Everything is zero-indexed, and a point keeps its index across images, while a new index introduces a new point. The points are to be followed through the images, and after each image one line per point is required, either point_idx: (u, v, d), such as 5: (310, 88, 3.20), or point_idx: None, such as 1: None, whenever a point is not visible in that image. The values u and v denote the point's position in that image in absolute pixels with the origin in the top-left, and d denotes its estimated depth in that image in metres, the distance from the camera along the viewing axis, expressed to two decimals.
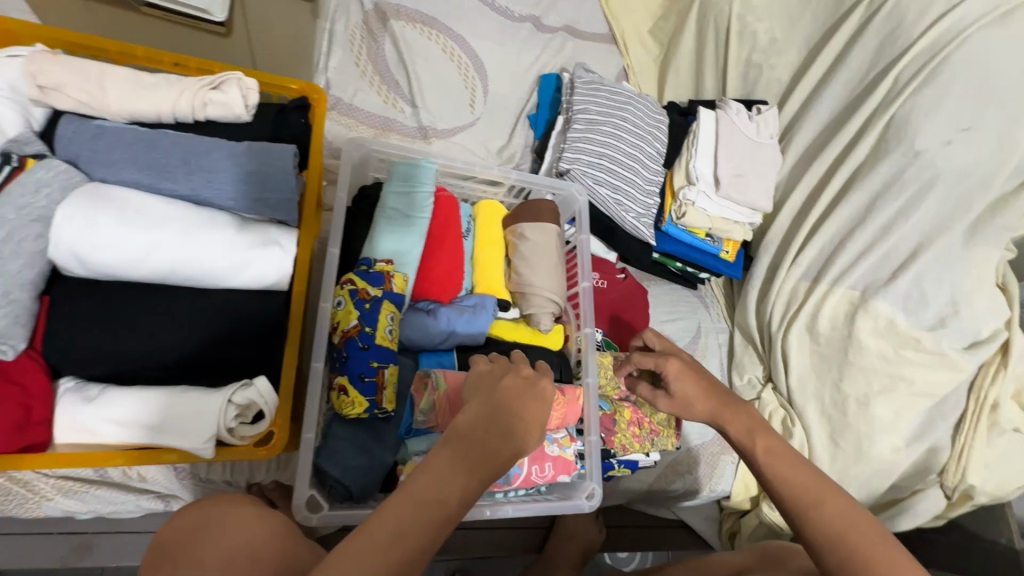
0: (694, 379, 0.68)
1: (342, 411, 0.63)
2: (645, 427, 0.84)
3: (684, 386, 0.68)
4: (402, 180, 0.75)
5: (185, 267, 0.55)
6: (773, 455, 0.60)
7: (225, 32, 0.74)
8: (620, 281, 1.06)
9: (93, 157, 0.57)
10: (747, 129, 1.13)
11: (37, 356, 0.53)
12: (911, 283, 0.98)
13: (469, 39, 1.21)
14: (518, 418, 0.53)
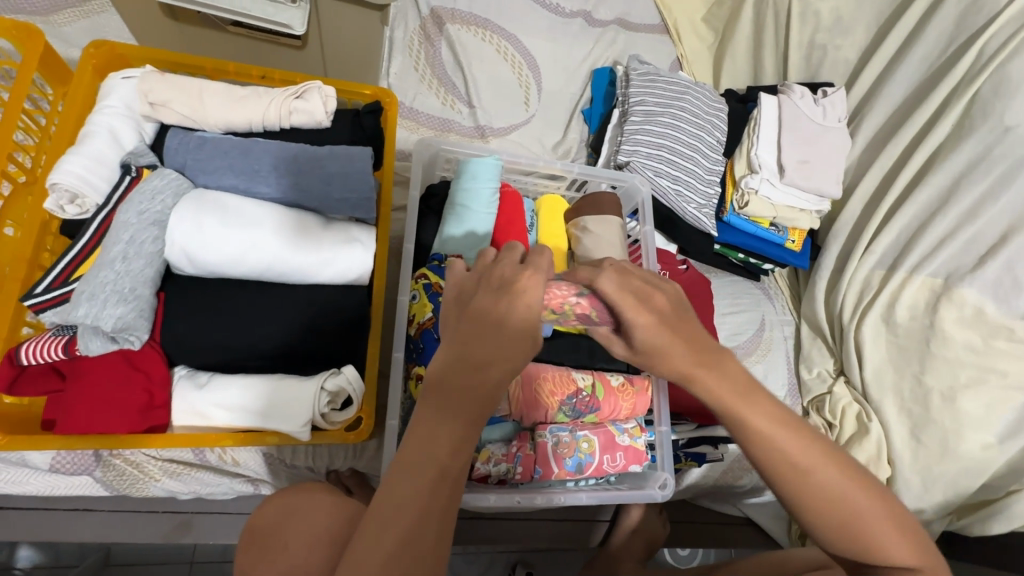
0: (679, 349, 0.50)
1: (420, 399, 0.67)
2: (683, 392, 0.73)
3: (649, 335, 0.50)
4: (466, 177, 0.76)
5: (281, 263, 0.60)
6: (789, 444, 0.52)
7: (300, 45, 0.80)
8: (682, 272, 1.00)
9: (196, 165, 0.62)
10: (813, 113, 1.09)
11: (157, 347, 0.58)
12: (1001, 269, 0.92)
13: (521, 39, 1.24)
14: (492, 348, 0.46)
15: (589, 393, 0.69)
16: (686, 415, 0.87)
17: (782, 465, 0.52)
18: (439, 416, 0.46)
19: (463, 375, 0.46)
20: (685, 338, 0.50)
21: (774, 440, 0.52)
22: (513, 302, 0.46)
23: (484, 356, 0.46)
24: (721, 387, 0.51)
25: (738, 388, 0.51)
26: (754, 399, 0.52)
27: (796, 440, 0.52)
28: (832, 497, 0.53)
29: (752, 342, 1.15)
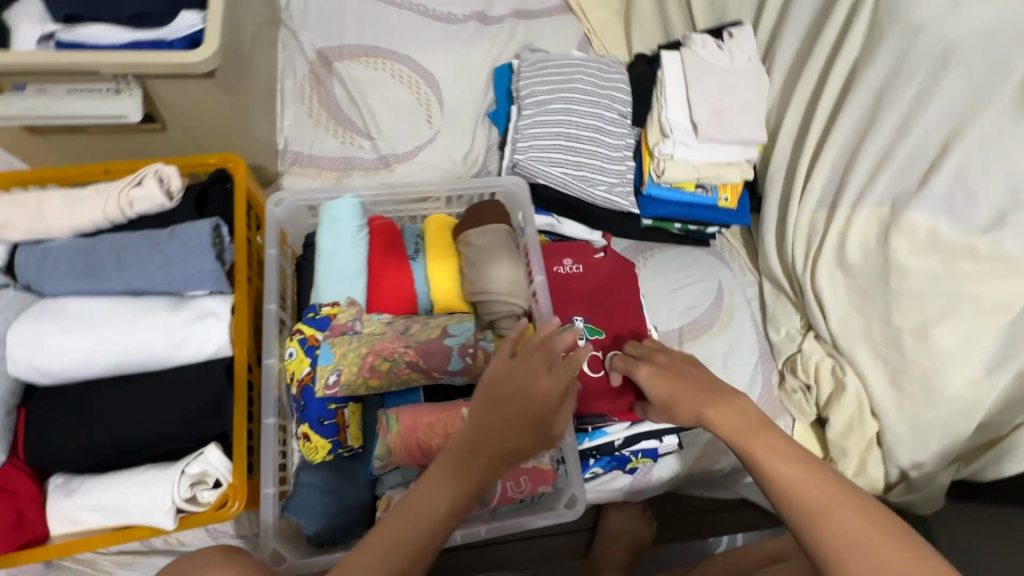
0: (666, 380, 0.71)
1: (308, 457, 0.65)
2: None
3: (660, 390, 0.71)
4: (328, 221, 0.74)
5: (132, 355, 0.60)
6: (771, 452, 0.56)
7: (161, 128, 0.82)
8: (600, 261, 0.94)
9: (40, 277, 0.63)
10: (717, 59, 1.02)
11: (22, 464, 0.60)
12: (950, 182, 0.81)
13: (415, 57, 1.22)
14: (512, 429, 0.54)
15: None
16: (612, 416, 0.82)
17: (779, 488, 0.54)
18: (449, 478, 0.53)
19: (487, 441, 0.53)
20: (705, 397, 0.65)
21: (786, 481, 0.54)
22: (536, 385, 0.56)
23: (495, 434, 0.53)
24: (744, 437, 0.59)
25: (745, 422, 0.60)
26: (778, 448, 0.56)
27: (813, 488, 0.52)
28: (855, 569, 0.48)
29: (711, 313, 1.09)
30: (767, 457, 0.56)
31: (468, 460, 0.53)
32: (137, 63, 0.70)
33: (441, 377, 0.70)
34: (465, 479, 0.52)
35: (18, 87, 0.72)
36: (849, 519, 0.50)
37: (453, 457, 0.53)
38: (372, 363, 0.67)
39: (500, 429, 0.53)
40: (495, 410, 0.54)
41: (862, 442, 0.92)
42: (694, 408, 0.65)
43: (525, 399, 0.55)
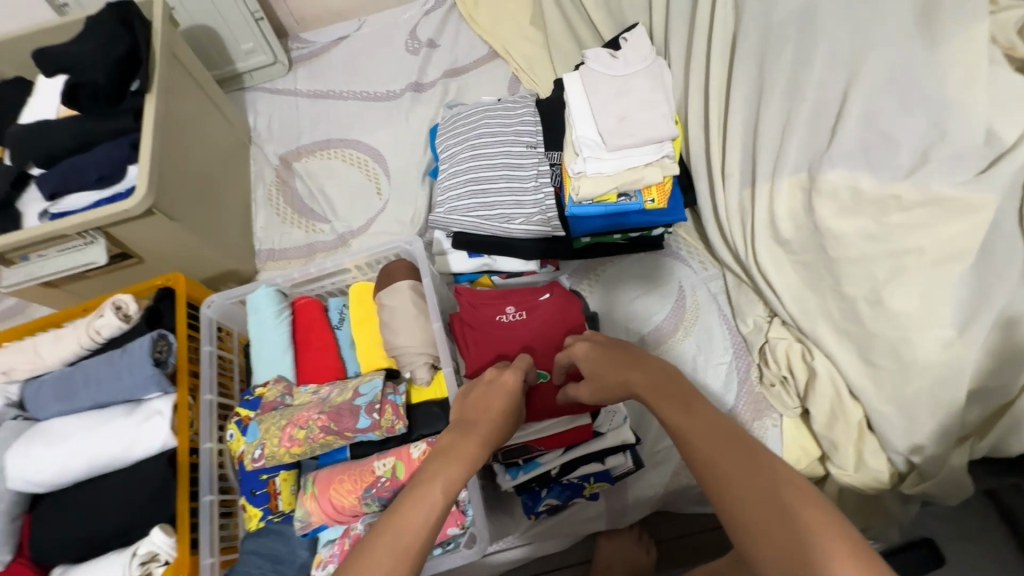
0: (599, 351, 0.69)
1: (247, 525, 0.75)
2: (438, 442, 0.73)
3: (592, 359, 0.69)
4: (252, 313, 0.85)
5: (96, 458, 0.73)
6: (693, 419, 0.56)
7: (137, 260, 0.99)
8: (543, 303, 0.86)
9: (35, 404, 0.79)
10: (612, 68, 1.01)
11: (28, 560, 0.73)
12: (860, 131, 0.73)
13: (362, 138, 1.35)
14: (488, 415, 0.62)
15: (387, 476, 0.71)
16: (537, 445, 0.78)
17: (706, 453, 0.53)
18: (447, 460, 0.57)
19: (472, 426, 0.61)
20: (634, 362, 0.64)
21: (705, 443, 0.54)
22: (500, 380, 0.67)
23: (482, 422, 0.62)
24: (667, 399, 0.59)
25: (665, 385, 0.60)
26: (696, 407, 0.57)
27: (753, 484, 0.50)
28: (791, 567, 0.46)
29: (673, 317, 1.05)
30: (689, 424, 0.56)
31: (470, 437, 0.59)
32: (91, 218, 0.86)
33: (355, 435, 0.75)
34: (470, 454, 0.57)
35: (25, 257, 0.91)
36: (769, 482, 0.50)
37: (450, 441, 0.58)
38: (291, 433, 0.74)
39: (492, 410, 0.62)
40: (478, 402, 0.64)
41: (851, 430, 0.83)
42: (620, 378, 0.64)
43: (504, 389, 0.65)
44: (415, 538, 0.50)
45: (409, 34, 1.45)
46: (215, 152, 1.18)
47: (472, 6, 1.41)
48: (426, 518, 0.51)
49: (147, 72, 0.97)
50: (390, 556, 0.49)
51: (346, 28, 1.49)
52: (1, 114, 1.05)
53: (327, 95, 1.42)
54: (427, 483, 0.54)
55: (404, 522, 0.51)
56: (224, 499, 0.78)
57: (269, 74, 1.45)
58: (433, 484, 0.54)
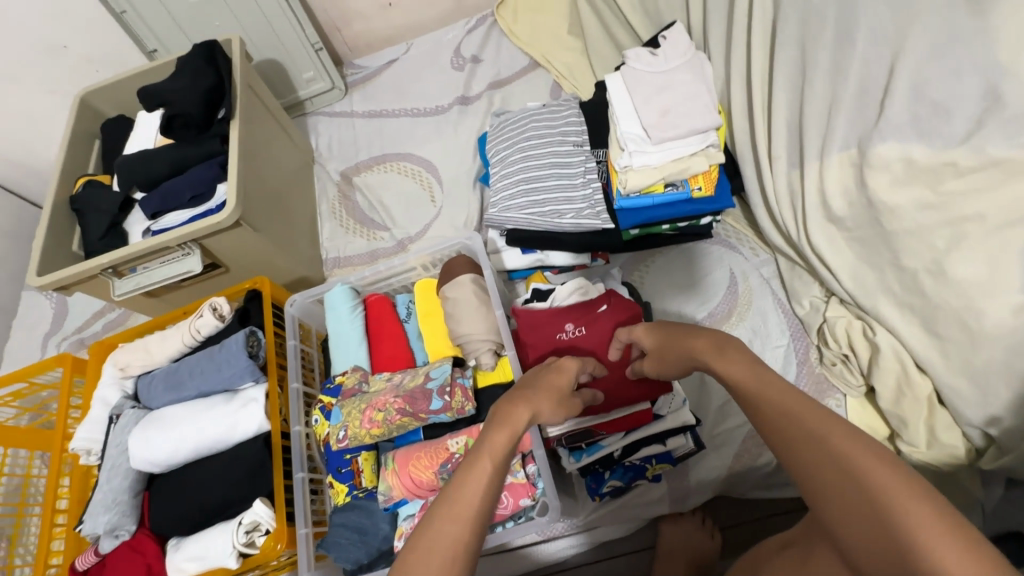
0: (652, 333, 0.75)
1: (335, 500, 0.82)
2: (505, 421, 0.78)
3: (652, 340, 0.74)
4: (330, 310, 0.93)
5: (203, 440, 0.82)
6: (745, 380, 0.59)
7: (225, 269, 1.10)
8: (601, 315, 0.86)
9: (149, 396, 0.89)
10: (653, 65, 1.05)
11: (147, 531, 0.83)
12: (910, 102, 0.73)
13: (415, 150, 1.44)
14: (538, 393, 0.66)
15: (461, 452, 0.76)
16: (599, 430, 0.81)
17: (762, 413, 0.57)
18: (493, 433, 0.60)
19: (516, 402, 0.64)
20: (684, 335, 0.68)
21: (759, 404, 0.57)
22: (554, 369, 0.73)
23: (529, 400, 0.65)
24: (719, 366, 0.62)
25: (716, 351, 0.64)
26: (745, 370, 0.60)
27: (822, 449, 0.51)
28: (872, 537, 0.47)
29: (726, 303, 1.06)
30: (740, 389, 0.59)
31: (519, 406, 0.63)
32: (189, 231, 0.98)
33: (429, 417, 0.81)
34: (519, 422, 0.61)
35: (133, 269, 1.03)
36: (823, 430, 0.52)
37: (503, 411, 0.63)
38: (370, 415, 0.80)
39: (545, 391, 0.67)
40: (534, 382, 0.69)
41: (920, 405, 0.82)
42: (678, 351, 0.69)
43: (562, 378, 0.71)
44: (470, 503, 0.53)
45: (454, 52, 1.54)
46: (286, 170, 1.29)
47: (512, 21, 1.49)
48: (479, 481, 0.54)
49: (230, 101, 1.09)
50: (452, 521, 0.52)
51: (395, 51, 1.60)
52: (108, 148, 1.19)
53: (381, 113, 1.52)
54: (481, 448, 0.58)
55: (463, 487, 0.54)
56: (314, 478, 0.85)
57: (328, 99, 1.57)
58: (483, 453, 0.57)
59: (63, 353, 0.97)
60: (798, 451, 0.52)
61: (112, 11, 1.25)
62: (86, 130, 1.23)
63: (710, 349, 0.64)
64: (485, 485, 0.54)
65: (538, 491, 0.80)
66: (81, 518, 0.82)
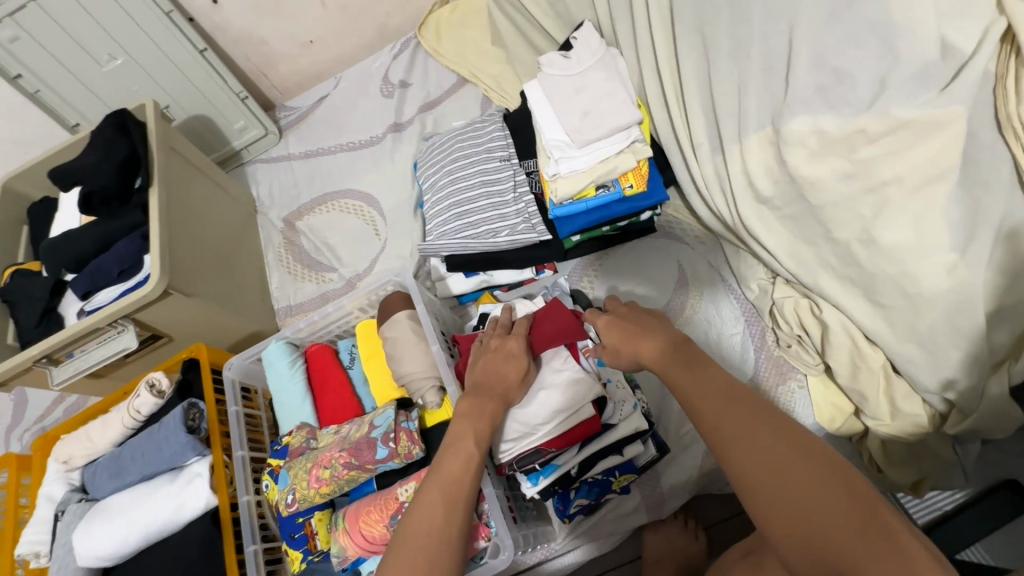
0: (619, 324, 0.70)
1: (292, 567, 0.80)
2: None
3: (610, 335, 0.70)
4: (270, 368, 0.90)
5: (149, 526, 0.79)
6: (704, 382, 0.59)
7: (168, 339, 1.08)
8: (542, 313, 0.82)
9: (94, 486, 0.86)
10: (567, 68, 1.03)
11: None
12: (813, 73, 0.71)
13: (354, 185, 1.42)
14: (499, 378, 0.73)
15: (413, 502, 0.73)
16: (548, 449, 0.76)
17: (717, 409, 0.55)
18: (466, 420, 0.67)
19: (486, 387, 0.72)
20: (642, 330, 0.68)
21: (715, 402, 0.56)
22: (500, 355, 0.75)
23: (498, 386, 0.72)
24: (678, 366, 0.62)
25: (676, 355, 0.63)
26: (701, 367, 0.60)
27: (777, 444, 0.51)
28: (822, 541, 0.45)
29: (679, 296, 1.03)
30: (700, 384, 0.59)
31: (491, 398, 0.70)
32: (117, 308, 0.95)
33: (377, 466, 0.78)
34: (489, 411, 0.68)
35: (69, 355, 1.00)
36: (776, 432, 0.52)
37: (471, 404, 0.68)
38: (317, 473, 0.77)
39: (505, 376, 0.73)
40: (496, 370, 0.74)
41: (876, 377, 0.80)
42: (631, 352, 0.67)
43: (511, 356, 0.75)
44: (462, 482, 0.61)
45: (382, 79, 1.52)
46: (224, 226, 1.27)
47: (434, 40, 1.47)
48: (467, 462, 0.62)
49: (146, 168, 1.06)
50: (442, 501, 0.59)
51: (326, 88, 1.58)
52: (35, 232, 1.17)
53: (317, 152, 1.50)
54: (460, 440, 0.64)
55: (448, 476, 0.61)
56: (268, 548, 0.82)
57: (263, 145, 1.54)
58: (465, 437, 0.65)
59: (6, 454, 0.93)
60: (753, 447, 0.51)
61: (25, 92, 1.24)
62: (11, 218, 1.20)
63: (666, 347, 0.64)
64: (467, 471, 0.61)
65: (493, 530, 0.77)
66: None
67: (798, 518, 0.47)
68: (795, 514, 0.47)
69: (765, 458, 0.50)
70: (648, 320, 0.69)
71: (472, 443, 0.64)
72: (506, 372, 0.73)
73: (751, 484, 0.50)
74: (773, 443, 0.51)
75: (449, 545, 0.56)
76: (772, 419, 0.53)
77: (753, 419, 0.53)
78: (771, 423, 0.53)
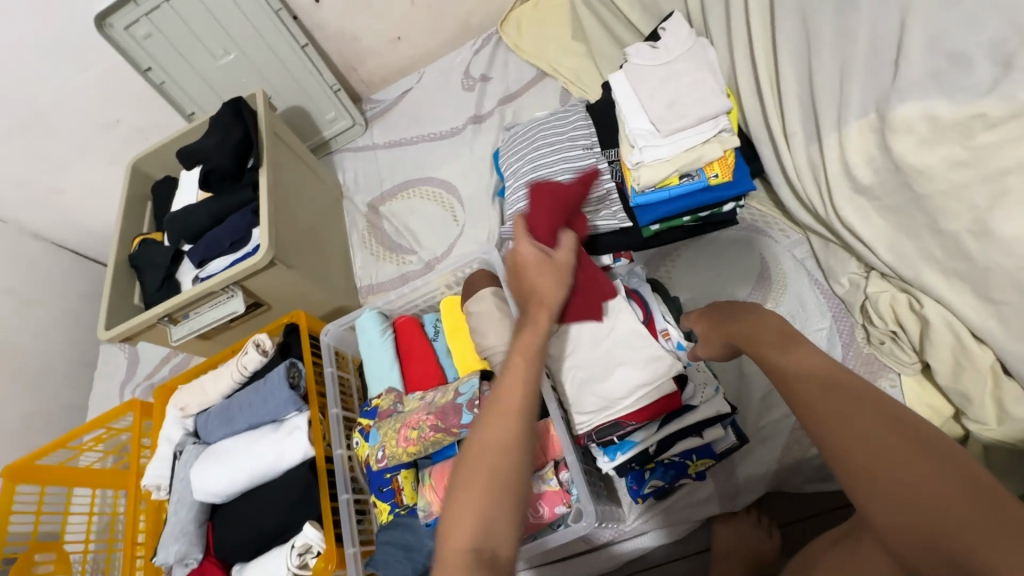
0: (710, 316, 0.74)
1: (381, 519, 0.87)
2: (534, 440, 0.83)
3: (700, 325, 0.75)
4: (362, 335, 0.97)
5: (255, 470, 0.87)
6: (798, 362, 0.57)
7: (268, 307, 1.18)
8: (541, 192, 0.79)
9: (206, 432, 0.96)
10: (654, 59, 1.04)
11: (214, 559, 0.88)
12: (927, 57, 0.68)
13: (434, 173, 1.48)
14: (537, 283, 0.68)
15: None
16: (627, 421, 0.79)
17: (814, 389, 0.54)
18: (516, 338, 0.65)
19: (529, 295, 0.68)
20: (733, 318, 0.69)
21: (812, 382, 0.54)
22: (525, 271, 0.69)
23: (537, 292, 0.68)
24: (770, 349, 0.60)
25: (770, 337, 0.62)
26: (796, 347, 0.58)
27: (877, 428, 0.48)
28: (934, 528, 0.44)
29: (762, 288, 1.02)
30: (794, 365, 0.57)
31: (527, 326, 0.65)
32: (230, 275, 1.05)
33: (461, 432, 0.82)
34: (531, 346, 0.64)
35: (185, 316, 1.12)
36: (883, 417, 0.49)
37: (525, 315, 0.67)
38: (405, 433, 0.83)
39: (536, 292, 0.67)
40: (534, 275, 0.68)
41: (982, 377, 0.76)
42: (722, 336, 0.70)
43: (540, 264, 0.69)
44: (522, 391, 0.60)
45: (464, 73, 1.58)
46: (317, 207, 1.37)
47: (516, 35, 1.51)
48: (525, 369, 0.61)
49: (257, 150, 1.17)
50: (505, 409, 0.58)
51: (410, 82, 1.67)
52: (159, 207, 1.31)
53: (400, 142, 1.58)
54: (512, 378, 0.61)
55: (509, 387, 0.60)
56: (358, 499, 0.89)
57: (351, 135, 1.64)
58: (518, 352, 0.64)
59: (131, 400, 1.05)
60: (855, 430, 0.49)
61: (153, 83, 1.36)
62: (137, 194, 1.35)
63: (755, 331, 0.64)
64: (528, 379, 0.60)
65: (573, 498, 0.80)
66: (155, 551, 0.88)
67: (908, 503, 0.45)
68: (905, 499, 0.45)
69: (865, 441, 0.48)
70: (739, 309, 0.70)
71: (521, 355, 0.63)
72: (536, 280, 0.68)
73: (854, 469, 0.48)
74: (874, 427, 0.48)
75: (512, 480, 0.55)
76: (872, 400, 0.50)
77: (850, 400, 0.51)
78: (870, 405, 0.50)
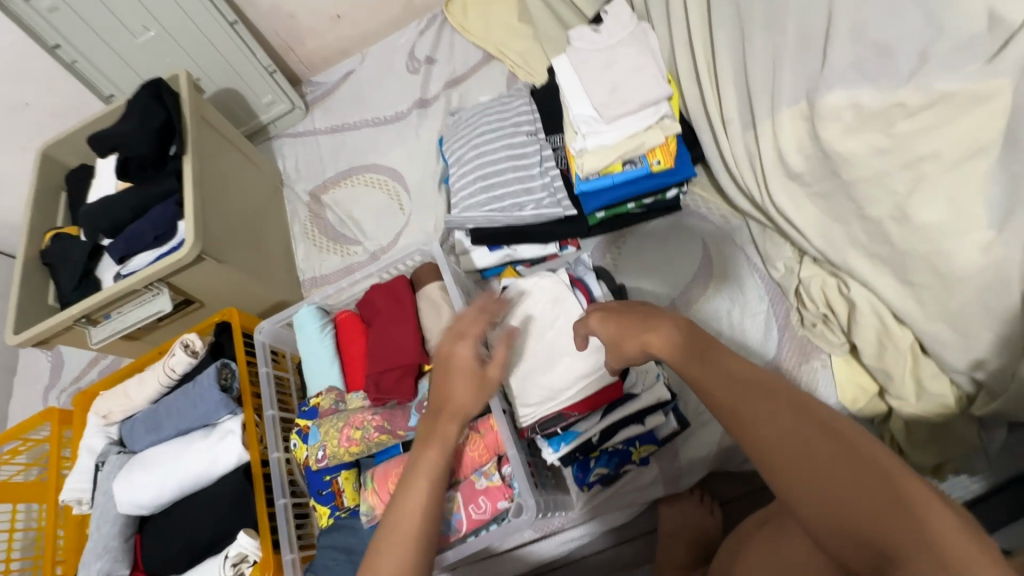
0: (613, 317, 0.68)
1: (319, 522, 0.84)
2: (476, 439, 0.80)
3: (607, 330, 0.68)
4: (300, 332, 0.93)
5: (186, 479, 0.82)
6: (716, 366, 0.57)
7: (199, 304, 1.11)
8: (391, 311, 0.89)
9: (132, 439, 0.90)
10: (596, 42, 1.02)
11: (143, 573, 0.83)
12: (851, 47, 0.69)
13: (379, 160, 1.43)
14: (460, 389, 0.69)
15: None
16: (571, 413, 0.79)
17: (733, 392, 0.54)
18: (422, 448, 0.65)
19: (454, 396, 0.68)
20: (646, 324, 0.63)
21: (733, 383, 0.55)
22: (450, 370, 0.70)
23: (454, 399, 0.68)
24: (689, 355, 0.58)
25: (683, 343, 0.60)
26: (714, 351, 0.58)
27: (810, 445, 0.49)
28: (853, 519, 0.44)
29: (703, 273, 1.04)
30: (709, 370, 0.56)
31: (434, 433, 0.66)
32: (153, 272, 0.98)
33: (407, 433, 0.82)
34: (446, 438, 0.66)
35: (106, 316, 1.04)
36: (796, 412, 0.51)
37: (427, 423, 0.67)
38: (348, 433, 0.80)
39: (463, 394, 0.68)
40: (455, 379, 0.69)
41: (903, 357, 0.80)
42: (637, 341, 0.63)
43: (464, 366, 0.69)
44: (415, 513, 0.60)
45: (408, 55, 1.52)
46: (253, 197, 1.29)
47: (461, 16, 1.46)
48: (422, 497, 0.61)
49: (180, 137, 1.09)
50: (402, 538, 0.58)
51: (352, 63, 1.59)
52: (75, 197, 1.21)
53: (343, 128, 1.51)
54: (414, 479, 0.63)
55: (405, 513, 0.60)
56: (297, 503, 0.86)
57: (291, 120, 1.56)
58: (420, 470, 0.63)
59: (48, 408, 0.98)
60: (772, 430, 0.50)
61: (62, 62, 1.25)
62: (51, 184, 1.24)
63: (671, 340, 0.60)
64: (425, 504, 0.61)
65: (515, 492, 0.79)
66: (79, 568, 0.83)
67: (829, 499, 0.46)
68: (825, 496, 0.46)
69: (783, 434, 0.49)
70: (647, 310, 0.65)
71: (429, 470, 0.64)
72: (459, 382, 0.69)
73: (780, 470, 0.49)
74: (791, 421, 0.50)
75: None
76: (788, 396, 0.52)
77: (784, 410, 0.51)
78: (788, 401, 0.52)
